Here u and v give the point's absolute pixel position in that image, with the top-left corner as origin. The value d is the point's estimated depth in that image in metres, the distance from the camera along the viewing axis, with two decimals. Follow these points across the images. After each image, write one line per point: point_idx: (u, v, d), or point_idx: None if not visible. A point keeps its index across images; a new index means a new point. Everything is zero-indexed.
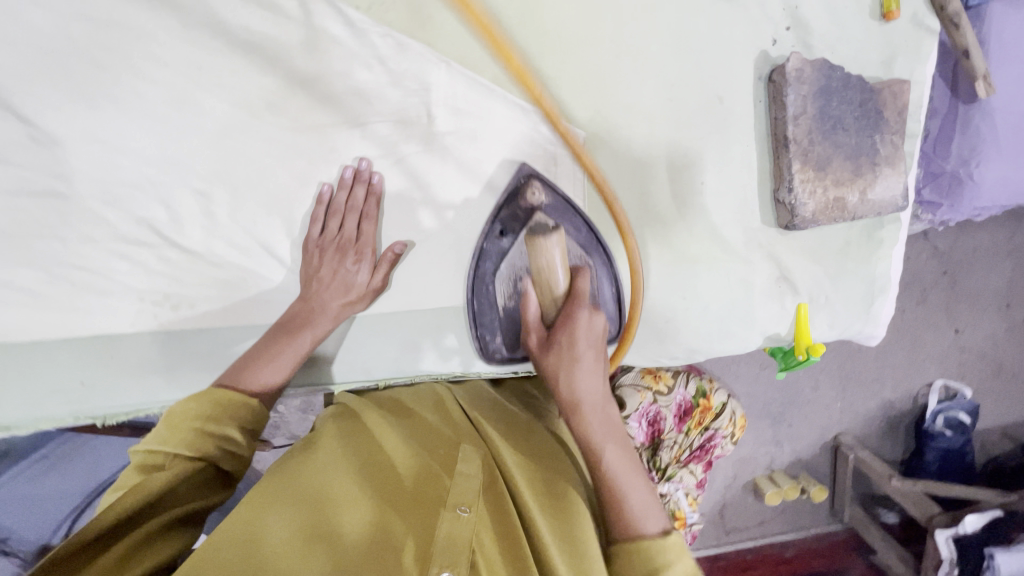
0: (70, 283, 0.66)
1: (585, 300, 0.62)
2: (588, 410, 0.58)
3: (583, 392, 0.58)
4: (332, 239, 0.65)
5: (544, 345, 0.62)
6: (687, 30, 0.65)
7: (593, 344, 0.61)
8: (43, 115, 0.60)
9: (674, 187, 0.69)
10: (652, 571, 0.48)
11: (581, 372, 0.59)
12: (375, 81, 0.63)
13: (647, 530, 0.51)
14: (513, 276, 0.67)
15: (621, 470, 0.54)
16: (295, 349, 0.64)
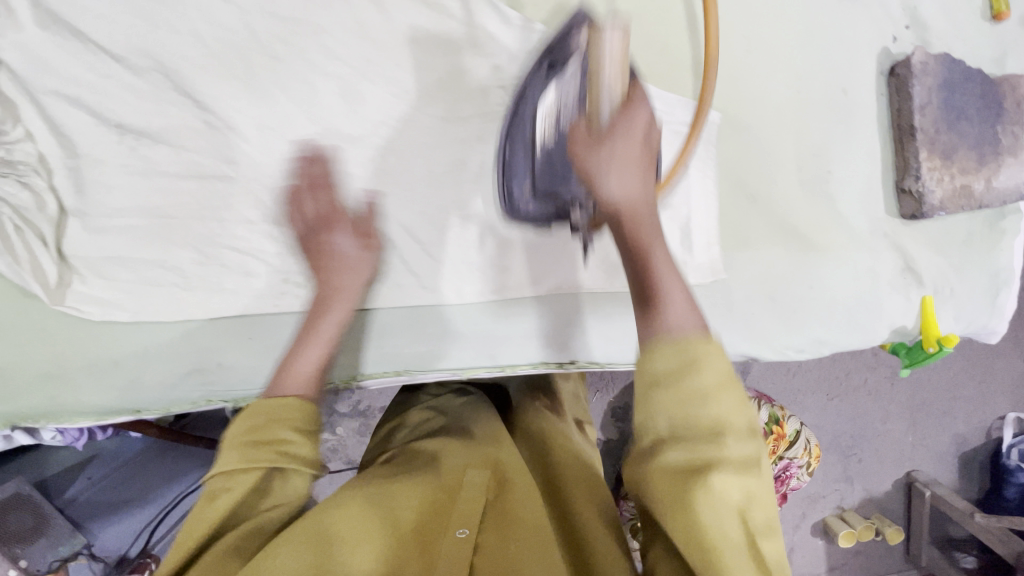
0: (221, 264, 0.69)
1: (646, 102, 0.52)
2: (641, 207, 0.50)
3: (627, 185, 0.49)
4: (309, 220, 0.62)
5: (592, 135, 0.52)
6: (814, 27, 0.68)
7: (644, 147, 0.51)
8: (221, 102, 0.64)
9: (802, 176, 0.71)
10: (701, 465, 0.40)
11: (617, 159, 0.50)
12: (522, 74, 0.66)
13: (683, 324, 0.44)
14: (555, 113, 0.61)
15: (664, 259, 0.49)
16: (322, 336, 0.59)
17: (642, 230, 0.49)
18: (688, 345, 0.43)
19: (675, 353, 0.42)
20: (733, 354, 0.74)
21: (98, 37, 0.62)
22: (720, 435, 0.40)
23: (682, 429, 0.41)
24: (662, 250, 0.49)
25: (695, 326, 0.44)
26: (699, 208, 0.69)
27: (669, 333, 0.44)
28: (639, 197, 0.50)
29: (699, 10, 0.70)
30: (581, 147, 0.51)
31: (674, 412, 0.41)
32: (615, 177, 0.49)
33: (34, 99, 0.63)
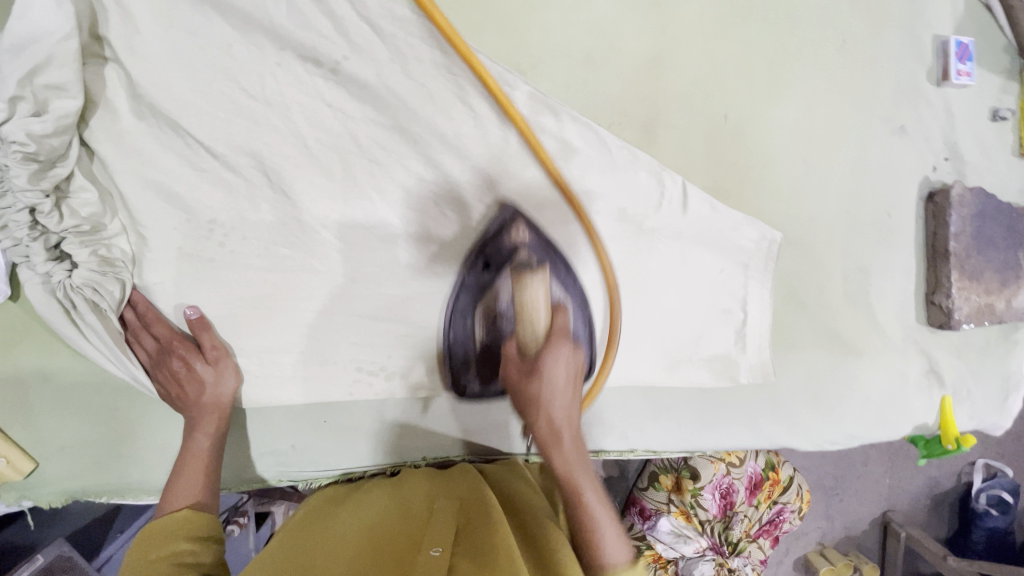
0: (299, 352, 0.70)
1: (564, 333, 0.65)
2: (567, 432, 0.63)
3: (556, 415, 0.63)
4: (154, 354, 0.66)
5: (525, 372, 0.65)
6: (868, 154, 0.74)
7: (573, 387, 0.65)
8: (317, 200, 0.67)
9: (846, 286, 0.77)
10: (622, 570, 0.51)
11: (555, 395, 0.63)
12: (601, 188, 0.70)
13: (613, 555, 0.53)
14: (517, 263, 0.68)
15: (588, 483, 0.60)
16: (198, 455, 0.64)
17: (573, 471, 0.60)
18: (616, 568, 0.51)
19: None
20: (775, 445, 0.80)
21: (198, 135, 0.63)
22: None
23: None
24: (562, 458, 0.61)
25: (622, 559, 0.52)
26: (755, 315, 0.74)
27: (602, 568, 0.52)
28: (568, 443, 0.62)
29: (780, 120, 0.71)
30: (515, 381, 0.65)
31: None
32: (556, 406, 0.63)
33: (127, 192, 0.63)
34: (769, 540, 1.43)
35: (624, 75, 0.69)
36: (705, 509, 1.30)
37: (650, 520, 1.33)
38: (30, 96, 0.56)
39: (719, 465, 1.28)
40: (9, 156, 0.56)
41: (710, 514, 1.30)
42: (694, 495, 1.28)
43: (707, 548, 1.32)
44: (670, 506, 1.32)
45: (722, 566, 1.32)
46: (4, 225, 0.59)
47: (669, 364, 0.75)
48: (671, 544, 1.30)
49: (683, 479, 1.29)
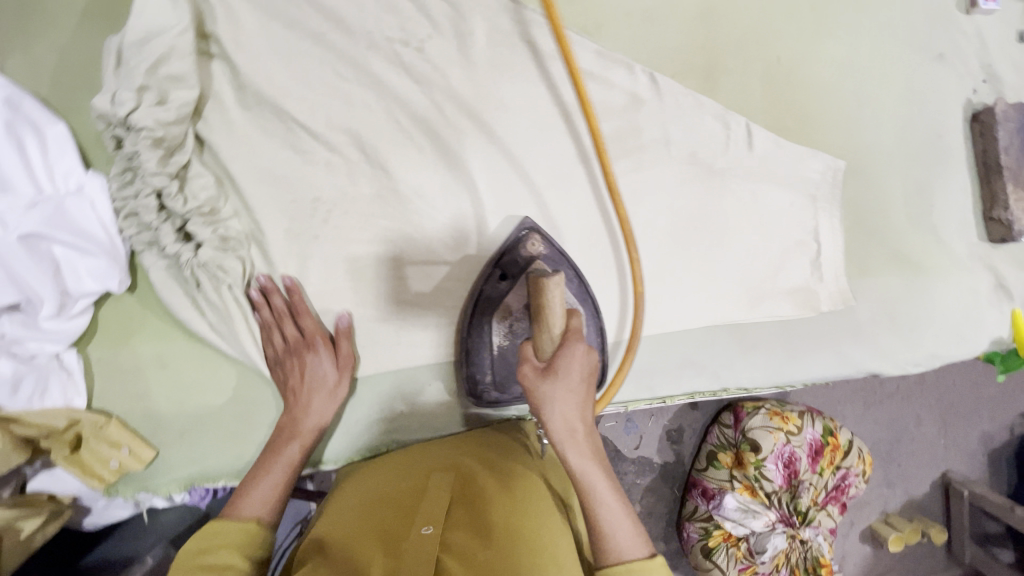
0: (401, 317, 0.73)
1: (581, 336, 0.61)
2: (577, 435, 0.60)
3: (556, 424, 0.59)
4: (291, 341, 0.67)
5: (540, 372, 0.60)
6: (912, 81, 0.79)
7: (585, 381, 0.61)
8: (410, 169, 0.71)
9: (908, 209, 0.80)
10: (625, 574, 0.54)
11: (567, 396, 0.60)
12: (671, 134, 0.74)
13: (631, 553, 0.56)
14: (509, 329, 0.73)
15: (608, 497, 0.59)
16: (287, 458, 0.65)
17: (594, 483, 0.59)
18: (625, 563, 0.55)
19: (621, 567, 0.55)
20: (859, 371, 0.82)
21: (300, 117, 0.67)
22: (634, 563, 0.55)
23: (611, 569, 0.55)
24: (577, 454, 0.59)
25: (643, 553, 0.57)
26: (829, 243, 0.78)
27: (608, 559, 0.56)
28: (576, 414, 0.60)
29: (828, 57, 0.77)
30: (530, 382, 0.60)
31: None
32: (558, 407, 0.59)
33: (237, 177, 0.67)
34: (838, 507, 1.35)
35: (681, 27, 0.74)
36: (771, 480, 1.25)
37: (714, 499, 1.28)
38: (154, 87, 0.60)
39: (778, 434, 1.26)
40: (140, 143, 0.60)
41: (777, 484, 1.25)
42: (757, 465, 1.25)
43: (777, 521, 1.27)
44: (733, 481, 1.27)
45: (795, 536, 1.28)
46: (134, 212, 0.63)
47: (752, 301, 0.78)
48: (741, 521, 1.25)
49: (746, 452, 1.26)
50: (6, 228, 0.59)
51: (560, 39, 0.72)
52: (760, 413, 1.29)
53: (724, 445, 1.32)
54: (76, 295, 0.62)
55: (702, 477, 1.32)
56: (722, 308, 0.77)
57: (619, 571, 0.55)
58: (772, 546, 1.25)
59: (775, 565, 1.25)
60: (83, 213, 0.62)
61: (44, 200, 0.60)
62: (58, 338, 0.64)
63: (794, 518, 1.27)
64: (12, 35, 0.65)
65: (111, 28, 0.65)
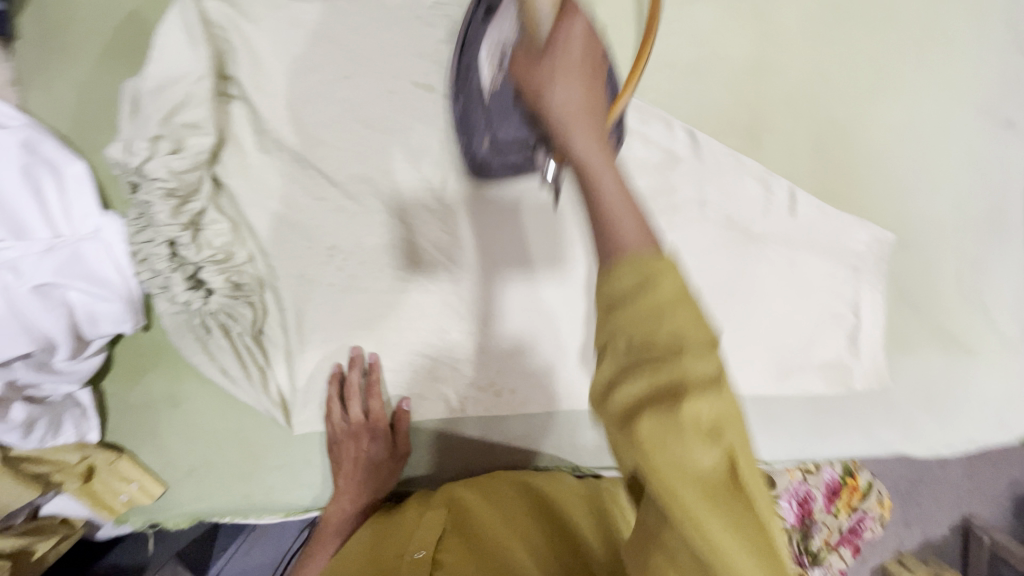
0: (412, 370, 0.71)
1: (580, 14, 0.44)
2: (580, 115, 0.40)
3: (558, 94, 0.40)
4: (345, 426, 0.70)
5: (535, 54, 0.43)
6: (977, 149, 0.72)
7: (588, 58, 0.43)
8: (428, 222, 0.68)
9: (958, 285, 0.74)
10: (670, 356, 0.26)
11: (565, 74, 0.41)
12: (708, 196, 0.69)
13: (625, 239, 0.31)
14: (496, 54, 0.59)
15: (619, 201, 0.34)
16: (334, 525, 0.68)
17: (593, 171, 0.36)
18: (637, 256, 0.29)
19: (672, 467, 0.26)
20: (887, 450, 0.77)
21: (319, 165, 0.65)
22: (663, 282, 0.28)
23: (620, 307, 0.28)
24: (585, 139, 0.38)
25: (646, 240, 0.31)
26: (867, 318, 0.73)
27: (608, 244, 0.31)
28: (581, 97, 0.40)
29: (886, 119, 0.70)
30: (513, 62, 0.44)
31: (636, 329, 0.27)
32: (562, 88, 0.40)
33: (254, 223, 0.66)
34: (851, 550, 1.33)
35: (729, 80, 0.68)
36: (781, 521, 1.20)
37: None
38: (169, 135, 0.58)
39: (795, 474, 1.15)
40: (155, 194, 0.58)
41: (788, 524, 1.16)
42: None
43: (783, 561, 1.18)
44: None
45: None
46: (145, 259, 0.61)
47: (780, 373, 0.74)
48: None
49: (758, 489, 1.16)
50: (19, 275, 0.57)
51: None
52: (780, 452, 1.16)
53: None
54: (92, 336, 0.62)
55: None
56: (747, 378, 0.73)
57: (656, 331, 0.27)
58: None
59: None
60: (99, 257, 0.61)
61: (60, 245, 0.60)
62: (71, 379, 0.63)
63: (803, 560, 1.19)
64: (33, 70, 0.63)
65: (132, 64, 0.64)
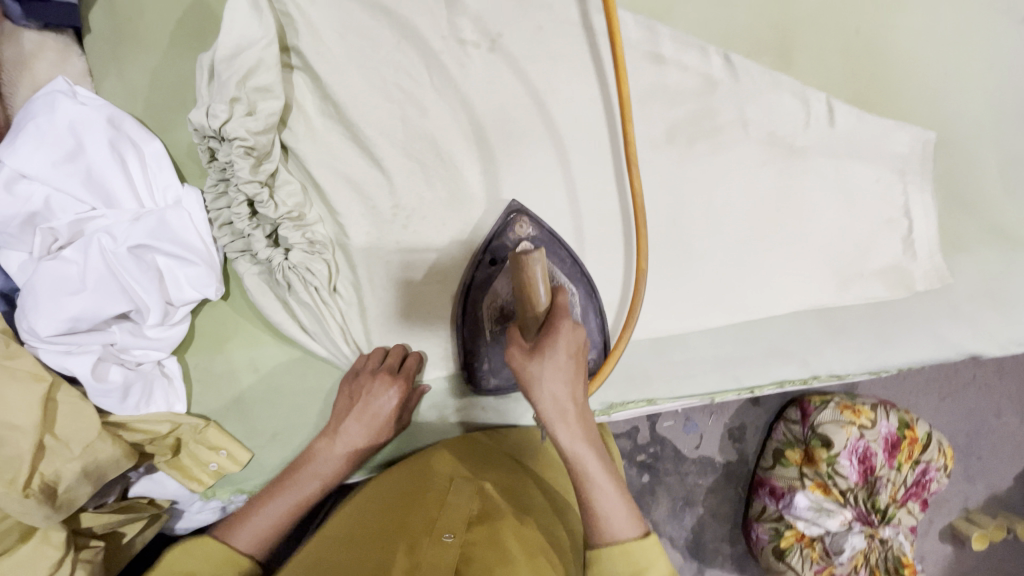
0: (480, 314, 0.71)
1: (568, 312, 0.61)
2: (581, 420, 0.61)
3: (559, 393, 0.59)
4: (373, 365, 0.68)
5: (527, 352, 0.60)
6: (1003, 45, 0.74)
7: (576, 364, 0.61)
8: (484, 167, 0.71)
9: (1005, 180, 0.75)
10: (633, 574, 0.57)
11: (580, 442, 0.60)
12: (749, 115, 0.72)
13: (622, 532, 0.59)
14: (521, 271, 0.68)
15: (598, 476, 0.60)
16: (323, 460, 0.66)
17: (584, 460, 0.60)
18: (620, 543, 0.58)
19: (623, 558, 0.58)
20: (957, 352, 0.77)
21: (377, 121, 0.68)
22: (646, 570, 0.57)
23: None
24: (568, 434, 0.60)
25: (635, 531, 0.59)
26: (919, 219, 0.74)
27: (603, 536, 0.59)
28: (583, 445, 0.60)
29: (907, 26, 0.73)
30: (517, 360, 0.60)
31: (615, 562, 0.58)
32: (551, 384, 0.59)
33: (322, 182, 0.69)
34: (920, 505, 1.18)
35: (754, 5, 0.71)
36: (845, 477, 1.12)
37: (782, 497, 1.14)
38: (244, 98, 0.62)
39: (850, 429, 1.13)
40: (235, 153, 0.62)
41: (852, 481, 1.12)
42: (830, 462, 1.12)
43: (853, 520, 1.13)
44: (804, 478, 1.13)
45: (874, 536, 1.12)
46: (230, 223, 0.66)
47: (842, 283, 0.75)
48: (814, 521, 1.11)
49: (816, 448, 1.13)
50: (115, 239, 0.60)
51: (631, 24, 0.70)
52: (830, 405, 1.15)
53: (792, 441, 1.16)
54: (178, 303, 0.64)
55: (768, 475, 1.17)
56: (808, 292, 0.74)
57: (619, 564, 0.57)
58: (849, 546, 1.11)
59: (854, 567, 1.11)
60: (183, 225, 0.64)
61: (147, 214, 0.63)
62: (161, 347, 0.65)
63: (873, 517, 1.12)
64: (105, 58, 0.67)
65: (198, 46, 0.68)
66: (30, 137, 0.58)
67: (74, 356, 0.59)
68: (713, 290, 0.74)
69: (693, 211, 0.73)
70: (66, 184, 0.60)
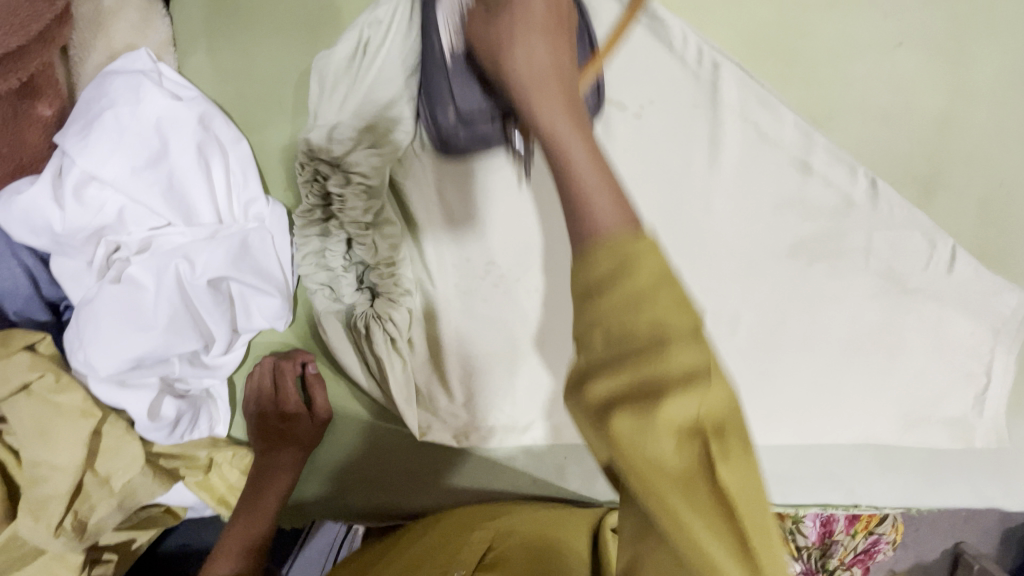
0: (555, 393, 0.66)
1: None
2: (552, 80, 0.38)
3: (525, 58, 0.39)
4: (276, 382, 0.64)
5: (488, 12, 0.42)
6: None
7: (552, 14, 0.41)
8: None
9: None
10: (621, 277, 0.28)
11: (529, 32, 0.40)
12: (875, 245, 0.68)
13: (604, 223, 0.30)
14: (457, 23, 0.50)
15: (586, 166, 0.33)
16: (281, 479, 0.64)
17: (565, 145, 0.34)
18: (631, 239, 0.29)
19: (608, 256, 0.29)
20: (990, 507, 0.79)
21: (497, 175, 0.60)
22: (642, 259, 0.28)
23: (594, 345, 0.28)
24: (553, 113, 0.36)
25: (621, 224, 0.30)
26: (998, 380, 0.73)
27: (578, 230, 0.31)
28: (565, 121, 0.35)
29: None
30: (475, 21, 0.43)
31: (617, 329, 0.28)
32: (520, 52, 0.39)
33: (424, 225, 0.60)
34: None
35: (914, 133, 0.66)
36: (806, 537, 0.94)
37: None
38: (366, 120, 0.56)
39: None
40: (350, 188, 0.57)
41: (812, 542, 0.94)
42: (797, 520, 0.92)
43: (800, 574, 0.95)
44: None
45: None
46: (322, 254, 0.60)
47: (906, 425, 0.74)
48: None
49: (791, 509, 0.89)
50: (192, 265, 0.53)
51: (790, 125, 0.64)
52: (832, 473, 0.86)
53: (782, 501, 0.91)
54: (243, 330, 0.57)
55: None
56: (875, 428, 0.74)
57: (627, 426, 0.27)
58: None
59: None
60: (265, 248, 0.56)
61: (227, 233, 0.55)
62: (216, 373, 0.59)
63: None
64: (204, 35, 0.58)
65: (307, 39, 0.58)
66: (110, 131, 0.51)
67: (128, 390, 0.53)
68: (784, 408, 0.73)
69: (791, 330, 0.70)
70: (144, 191, 0.52)
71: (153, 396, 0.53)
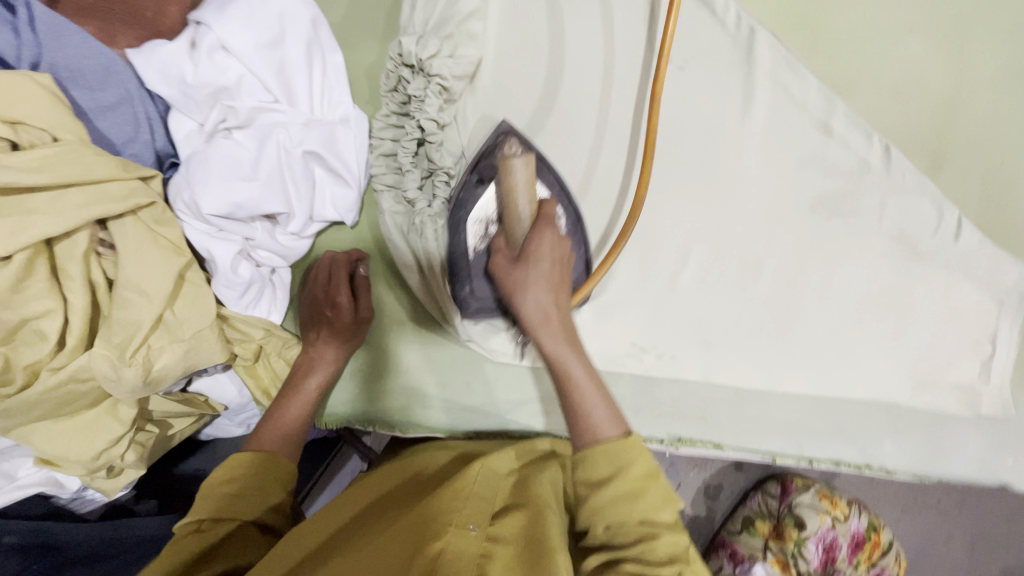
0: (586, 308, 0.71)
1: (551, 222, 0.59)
2: (555, 286, 0.58)
3: (532, 307, 0.56)
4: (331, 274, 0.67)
5: (513, 260, 0.58)
6: None
7: (556, 269, 0.58)
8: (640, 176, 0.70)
9: None
10: (616, 474, 0.51)
11: (538, 283, 0.57)
12: (887, 208, 0.75)
13: (587, 402, 0.55)
14: (485, 224, 0.63)
15: (585, 385, 0.55)
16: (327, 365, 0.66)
17: (568, 364, 0.56)
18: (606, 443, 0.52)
19: (608, 463, 0.51)
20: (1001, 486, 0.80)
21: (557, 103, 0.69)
22: (634, 465, 0.51)
23: (621, 529, 0.50)
24: (553, 339, 0.57)
25: (616, 434, 0.53)
26: (1004, 351, 0.77)
27: (590, 441, 0.53)
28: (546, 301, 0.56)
29: None
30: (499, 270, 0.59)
31: (613, 515, 0.50)
32: (531, 296, 0.57)
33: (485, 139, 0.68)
34: None
35: (920, 109, 0.75)
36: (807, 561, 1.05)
37: (742, 563, 1.06)
38: (453, 38, 0.66)
39: (825, 517, 1.05)
40: (430, 89, 0.64)
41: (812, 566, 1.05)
42: (798, 543, 1.05)
43: None
44: (767, 550, 1.06)
45: None
46: (394, 155, 0.68)
47: (917, 387, 0.78)
48: None
49: (788, 527, 1.06)
50: (291, 140, 0.61)
51: (812, 91, 0.74)
52: (811, 489, 1.07)
53: (764, 514, 1.09)
54: (317, 219, 0.65)
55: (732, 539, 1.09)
56: (887, 386, 0.78)
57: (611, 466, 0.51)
58: None
59: None
60: (348, 143, 0.64)
61: (320, 123, 0.63)
62: (283, 256, 0.65)
63: None
64: None
65: None
66: (242, 12, 0.59)
67: (216, 241, 0.59)
68: (803, 359, 0.76)
69: (811, 281, 0.76)
70: (260, 68, 0.61)
71: (234, 252, 0.59)
